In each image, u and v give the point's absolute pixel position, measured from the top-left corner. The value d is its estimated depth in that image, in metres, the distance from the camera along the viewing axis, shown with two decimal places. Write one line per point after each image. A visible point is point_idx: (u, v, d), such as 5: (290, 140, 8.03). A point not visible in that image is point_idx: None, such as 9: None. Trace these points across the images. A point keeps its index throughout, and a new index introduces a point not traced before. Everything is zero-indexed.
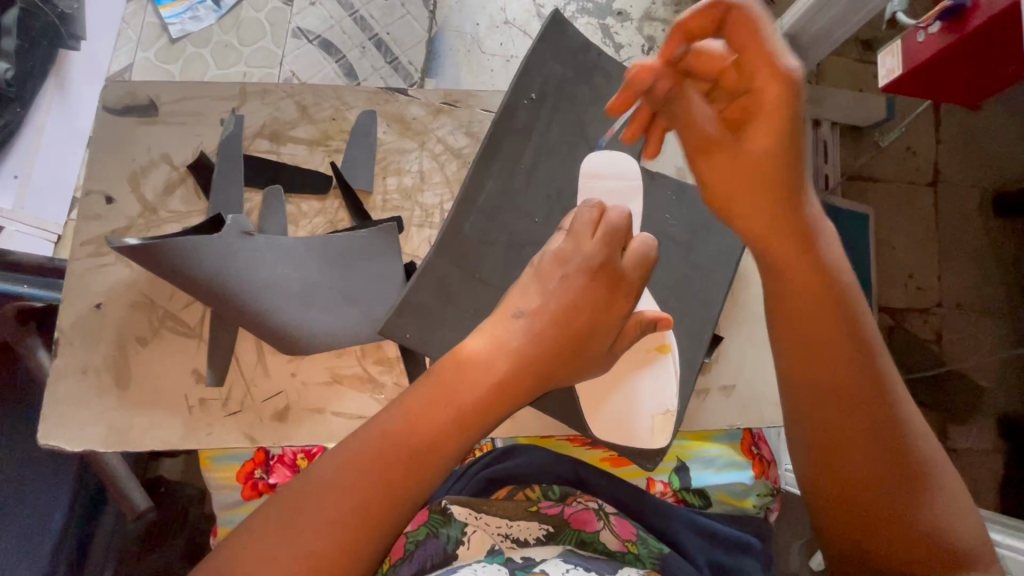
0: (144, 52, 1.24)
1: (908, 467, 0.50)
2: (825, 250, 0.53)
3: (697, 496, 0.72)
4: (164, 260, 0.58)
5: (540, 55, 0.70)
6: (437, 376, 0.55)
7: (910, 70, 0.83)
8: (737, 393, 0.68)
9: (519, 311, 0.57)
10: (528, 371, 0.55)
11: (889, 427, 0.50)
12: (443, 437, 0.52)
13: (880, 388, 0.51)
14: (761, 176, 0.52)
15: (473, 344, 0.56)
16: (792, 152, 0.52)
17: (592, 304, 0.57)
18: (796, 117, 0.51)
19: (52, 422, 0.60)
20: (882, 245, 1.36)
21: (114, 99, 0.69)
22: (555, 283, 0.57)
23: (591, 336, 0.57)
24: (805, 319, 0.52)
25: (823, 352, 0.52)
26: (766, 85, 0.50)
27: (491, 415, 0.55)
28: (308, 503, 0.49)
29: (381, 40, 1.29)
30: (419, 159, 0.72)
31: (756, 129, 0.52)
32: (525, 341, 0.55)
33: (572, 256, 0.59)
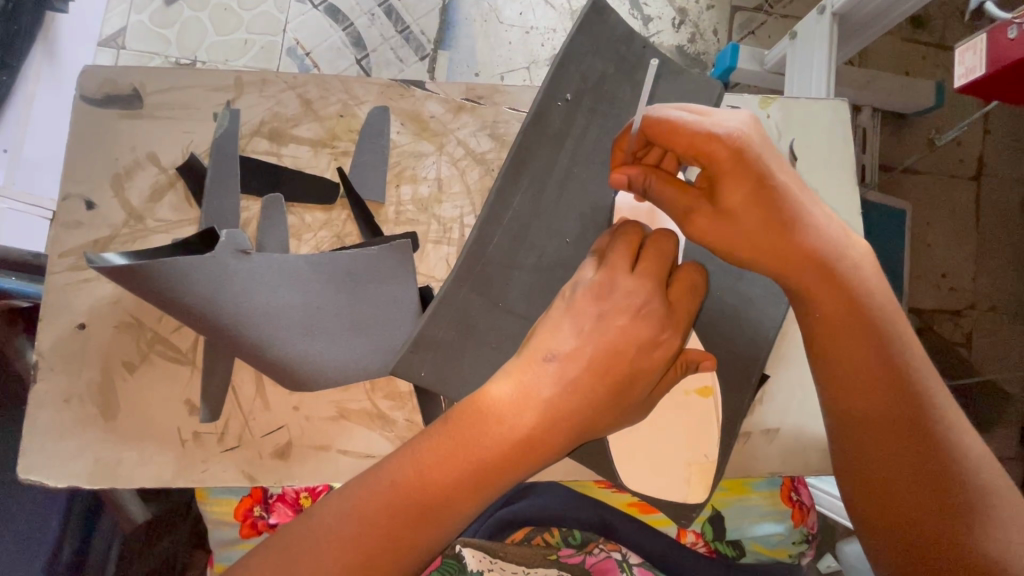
0: (138, 14, 1.14)
1: (964, 501, 0.45)
2: (865, 279, 0.49)
3: (730, 547, 0.68)
4: (150, 284, 0.51)
5: (579, 46, 0.61)
6: (452, 424, 0.47)
7: (994, 70, 0.73)
8: (780, 438, 0.62)
9: (551, 354, 0.48)
10: (559, 425, 0.47)
11: (940, 466, 0.46)
12: (459, 492, 0.46)
13: (930, 424, 0.46)
14: (762, 221, 0.47)
15: (494, 390, 0.47)
16: (774, 197, 0.47)
17: (638, 345, 0.49)
18: (759, 164, 0.46)
19: (33, 456, 0.55)
20: (917, 243, 1.26)
21: (94, 87, 0.61)
22: (592, 320, 0.49)
23: (632, 382, 0.49)
24: (845, 362, 0.48)
25: (865, 388, 0.47)
26: (713, 148, 0.46)
27: (513, 473, 0.47)
28: (308, 555, 0.44)
29: (392, 7, 1.18)
30: (437, 165, 0.64)
31: (725, 192, 0.47)
32: (556, 390, 0.47)
33: (613, 288, 0.51)
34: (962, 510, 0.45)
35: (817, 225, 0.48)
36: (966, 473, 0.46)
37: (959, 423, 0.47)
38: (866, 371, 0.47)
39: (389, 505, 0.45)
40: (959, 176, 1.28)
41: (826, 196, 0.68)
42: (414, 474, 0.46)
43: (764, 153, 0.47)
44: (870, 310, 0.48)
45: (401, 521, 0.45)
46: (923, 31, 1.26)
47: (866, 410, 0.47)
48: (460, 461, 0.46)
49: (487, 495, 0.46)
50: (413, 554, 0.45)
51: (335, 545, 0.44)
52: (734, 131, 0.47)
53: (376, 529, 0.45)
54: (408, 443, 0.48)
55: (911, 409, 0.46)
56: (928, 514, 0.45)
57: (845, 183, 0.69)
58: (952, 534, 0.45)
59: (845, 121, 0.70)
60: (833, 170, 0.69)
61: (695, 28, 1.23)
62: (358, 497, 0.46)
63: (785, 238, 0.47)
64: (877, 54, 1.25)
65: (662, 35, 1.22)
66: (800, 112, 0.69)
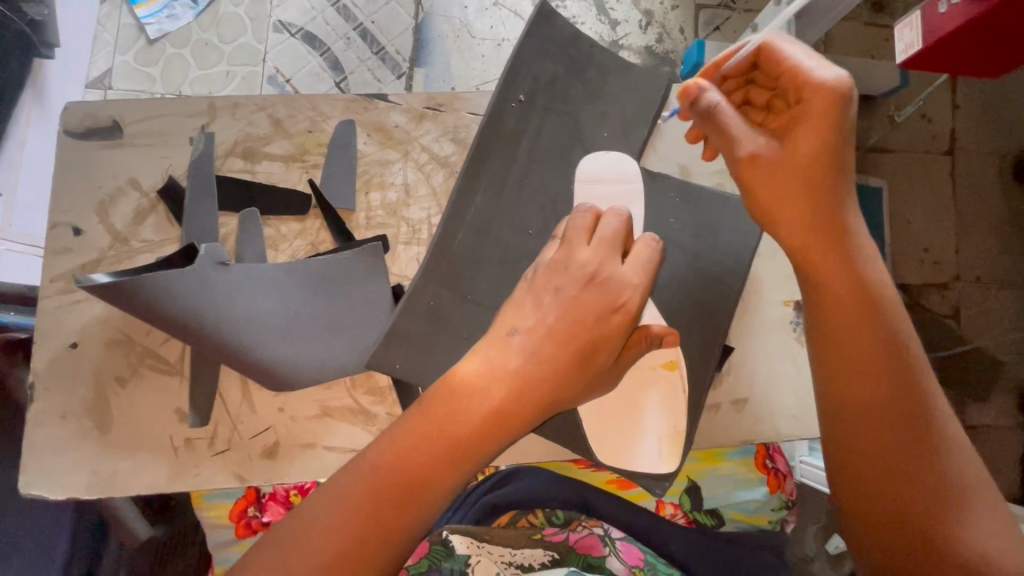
0: (122, 56, 1.19)
1: (944, 494, 0.43)
2: (847, 259, 0.48)
3: (708, 517, 0.71)
4: (135, 299, 0.55)
5: (529, 51, 0.65)
6: (426, 406, 0.49)
7: (931, 45, 0.76)
8: (749, 406, 0.65)
9: (515, 329, 0.51)
10: (528, 394, 0.49)
11: (927, 455, 0.43)
12: (439, 470, 0.47)
13: (914, 412, 0.44)
14: (809, 179, 0.48)
15: (463, 368, 0.50)
16: (833, 163, 0.48)
17: (596, 312, 0.52)
18: (840, 122, 0.48)
19: (32, 472, 0.58)
20: (896, 219, 1.26)
21: (75, 121, 0.65)
22: (551, 295, 0.52)
23: (596, 350, 0.51)
24: (834, 331, 0.47)
25: (844, 359, 0.46)
26: (815, 83, 0.48)
27: (487, 447, 0.48)
28: (293, 546, 0.45)
29: (367, 30, 1.22)
30: (403, 171, 0.67)
31: (797, 130, 0.49)
32: (524, 361, 0.50)
33: (568, 265, 0.53)
34: (943, 501, 0.42)
35: (846, 204, 0.49)
36: (953, 463, 0.43)
37: (947, 412, 0.45)
38: (850, 356, 0.46)
39: (372, 490, 0.46)
40: (931, 152, 1.29)
41: None
42: (394, 456, 0.47)
43: (849, 116, 0.48)
44: (860, 298, 0.46)
45: (386, 504, 0.46)
46: (882, 14, 1.30)
47: (845, 386, 0.46)
48: (438, 439, 0.48)
49: (467, 469, 0.48)
50: (398, 538, 0.46)
51: (324, 533, 0.45)
52: (840, 77, 0.48)
53: (361, 513, 0.45)
54: (385, 431, 0.49)
55: (899, 394, 0.44)
56: (910, 507, 0.43)
57: None
58: (943, 530, 0.42)
59: None
60: None
61: (660, 28, 1.27)
62: (343, 483, 0.47)
63: (823, 201, 0.48)
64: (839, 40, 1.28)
65: (630, 37, 1.27)
66: None
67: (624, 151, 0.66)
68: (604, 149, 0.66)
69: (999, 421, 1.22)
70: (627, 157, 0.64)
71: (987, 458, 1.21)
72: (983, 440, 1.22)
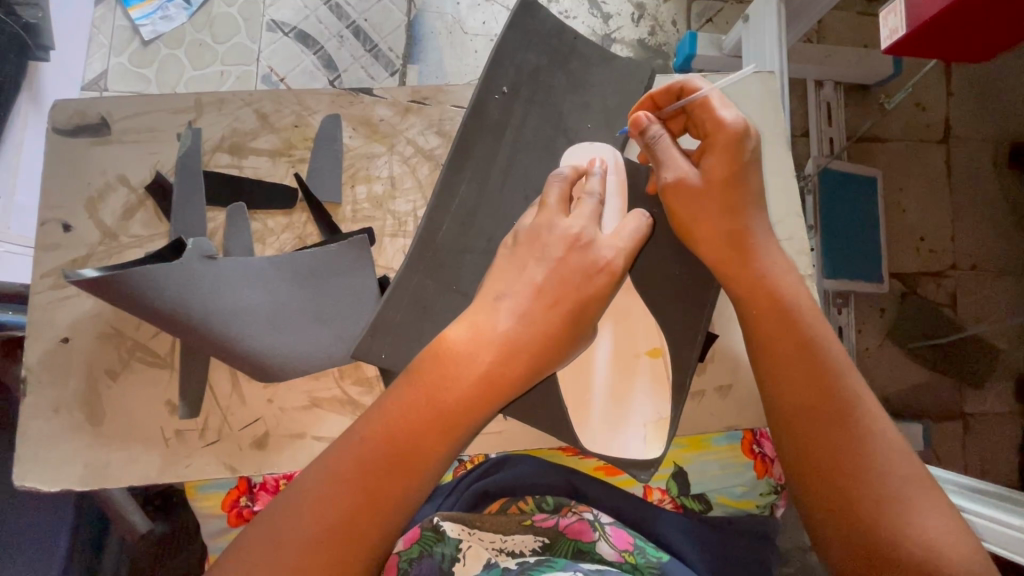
0: (117, 57, 1.20)
1: (884, 479, 0.46)
2: (771, 276, 0.54)
3: (696, 501, 0.72)
4: (123, 292, 0.56)
5: (511, 43, 0.66)
6: (414, 375, 0.49)
7: (915, 28, 0.75)
8: (733, 392, 0.65)
9: (503, 294, 0.51)
10: (516, 358, 0.49)
11: (857, 456, 0.47)
12: (429, 438, 0.47)
13: (845, 406, 0.49)
14: (721, 205, 0.55)
15: (450, 334, 0.50)
16: (741, 193, 0.55)
17: (581, 273, 0.52)
18: (745, 155, 0.55)
19: (26, 464, 0.59)
20: (891, 209, 1.26)
21: (64, 119, 0.65)
22: (537, 259, 0.53)
23: (584, 309, 0.52)
24: (768, 336, 0.52)
25: (781, 361, 0.51)
26: (720, 126, 0.55)
27: (477, 412, 0.48)
28: (291, 517, 0.45)
29: (359, 28, 1.23)
30: (389, 164, 0.68)
31: (712, 164, 0.55)
32: (512, 325, 0.50)
33: (550, 230, 0.54)
34: (880, 486, 0.46)
35: (754, 229, 0.55)
36: (888, 461, 0.47)
37: (883, 416, 0.49)
38: (787, 363, 0.51)
39: (362, 459, 0.46)
40: (924, 140, 1.28)
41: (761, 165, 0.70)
42: (383, 425, 0.47)
43: (751, 149, 0.56)
44: (789, 312, 0.52)
45: (376, 473, 0.46)
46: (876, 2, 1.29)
47: (788, 386, 0.51)
48: (426, 407, 0.47)
49: (458, 435, 0.48)
50: (391, 510, 0.46)
51: (317, 505, 0.45)
52: (740, 122, 0.55)
53: (352, 483, 0.45)
54: (377, 403, 0.49)
55: (831, 401, 0.49)
56: (852, 491, 0.46)
57: (776, 147, 0.70)
58: (875, 521, 0.45)
59: (774, 93, 0.72)
60: (768, 139, 0.71)
61: (653, 20, 1.27)
62: (335, 455, 0.47)
63: (736, 223, 0.55)
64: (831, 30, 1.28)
65: (623, 30, 1.26)
66: (732, 89, 0.71)
67: (607, 140, 0.66)
68: (588, 139, 0.66)
69: (996, 408, 1.22)
70: (610, 147, 0.65)
71: (983, 445, 1.21)
72: (980, 428, 1.22)
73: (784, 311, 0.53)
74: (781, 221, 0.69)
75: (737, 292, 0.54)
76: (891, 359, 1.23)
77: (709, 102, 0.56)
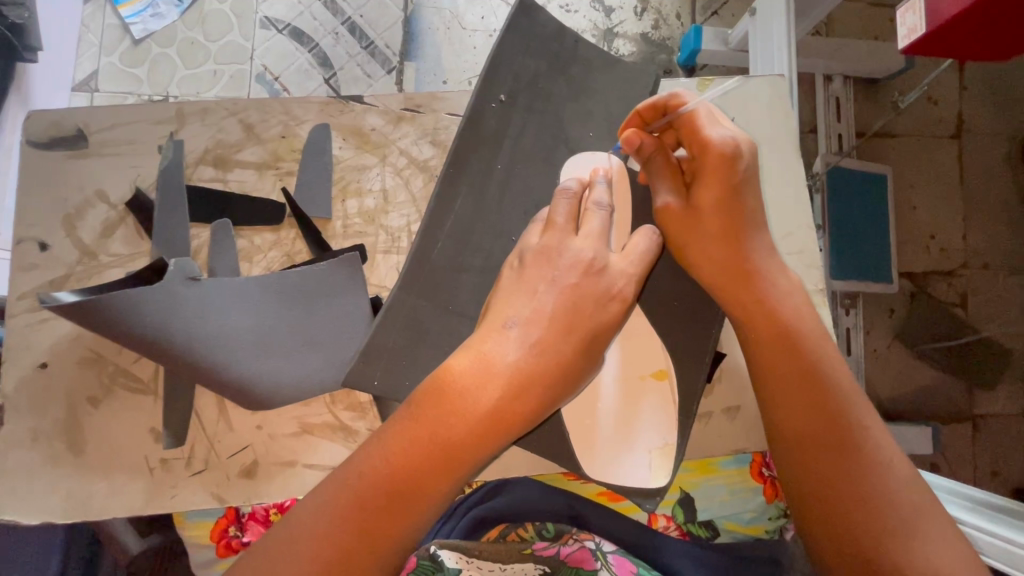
0: (108, 57, 1.15)
1: (903, 518, 0.43)
2: (778, 299, 0.51)
3: (703, 529, 0.69)
4: (101, 318, 0.53)
5: (508, 48, 0.62)
6: (417, 406, 0.46)
7: (935, 27, 0.71)
8: (742, 414, 0.62)
9: (512, 321, 0.48)
10: (527, 392, 0.46)
11: (871, 490, 0.44)
12: (428, 478, 0.44)
13: (859, 438, 0.46)
14: (720, 228, 0.52)
15: (455, 364, 0.47)
16: (746, 212, 0.52)
17: (594, 299, 0.49)
18: (738, 176, 0.52)
19: (5, 496, 0.56)
20: (901, 205, 1.21)
21: (39, 130, 0.63)
22: (546, 286, 0.49)
23: (596, 338, 0.49)
24: (778, 363, 0.49)
25: (793, 389, 0.48)
26: (706, 147, 0.52)
27: (484, 448, 0.45)
28: (279, 559, 0.42)
29: (355, 24, 1.19)
30: (381, 176, 0.65)
31: (702, 188, 0.52)
32: (520, 355, 0.46)
33: (560, 253, 0.51)
34: (899, 526, 0.43)
35: (760, 248, 0.52)
36: (900, 497, 0.44)
37: (896, 449, 0.46)
38: (798, 390, 0.48)
39: (359, 495, 0.44)
40: (937, 136, 1.22)
41: (770, 175, 0.66)
42: (382, 460, 0.44)
43: (748, 168, 0.52)
44: (795, 337, 0.49)
45: (372, 511, 0.43)
46: None
47: (804, 415, 0.47)
48: (426, 442, 0.44)
49: (460, 475, 0.45)
50: (382, 551, 0.43)
51: (308, 543, 0.42)
52: (729, 140, 0.52)
53: (347, 520, 0.43)
54: (372, 437, 0.46)
55: (846, 432, 0.46)
56: (871, 531, 0.43)
57: (786, 154, 0.67)
58: (890, 562, 0.42)
59: (784, 98, 0.68)
60: (778, 147, 0.67)
61: (657, 14, 1.22)
62: (330, 490, 0.44)
63: (738, 243, 0.52)
64: (842, 22, 1.22)
65: (626, 24, 1.21)
66: (737, 91, 0.68)
67: (609, 150, 0.63)
68: (589, 149, 0.63)
69: (1009, 412, 1.18)
70: (611, 157, 0.62)
71: (997, 452, 1.18)
72: (993, 434, 1.18)
73: (796, 337, 0.49)
74: (790, 234, 0.66)
75: (742, 316, 0.51)
76: (901, 361, 1.18)
77: (694, 121, 0.53)
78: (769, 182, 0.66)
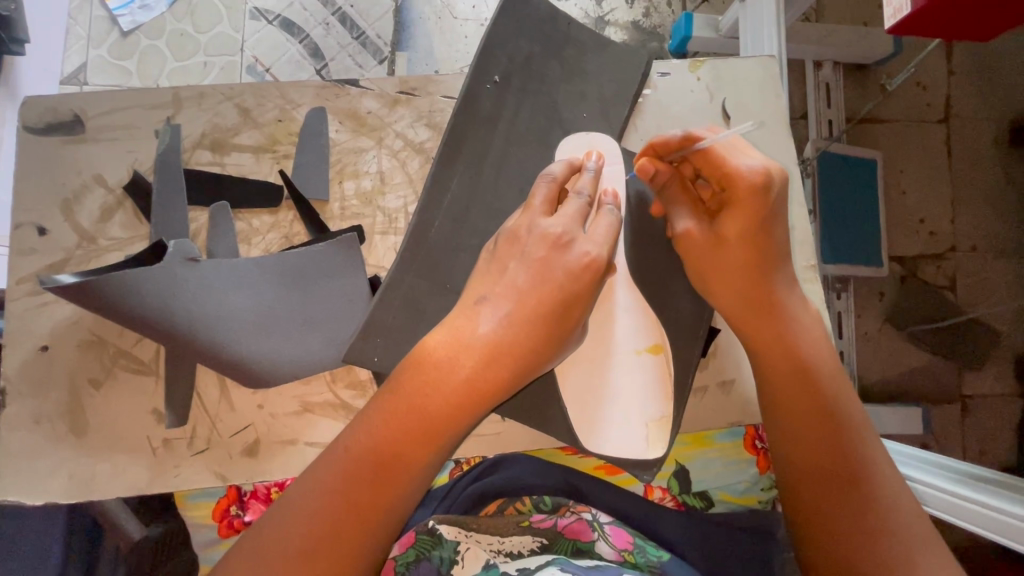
0: (96, 50, 1.13)
1: (889, 534, 0.45)
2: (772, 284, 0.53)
3: (698, 499, 0.71)
4: (103, 299, 0.53)
5: (503, 30, 0.63)
6: (394, 384, 0.47)
7: (922, 5, 0.71)
8: (736, 388, 0.64)
9: (485, 297, 0.50)
10: (501, 360, 0.47)
11: (865, 507, 0.46)
12: (412, 452, 0.45)
13: (854, 456, 0.48)
14: (746, 259, 0.53)
15: (429, 340, 0.48)
16: (768, 237, 0.53)
17: (571, 273, 0.50)
18: (768, 206, 0.52)
19: (11, 477, 0.57)
20: (891, 190, 1.23)
21: (35, 116, 0.63)
22: (541, 263, 0.50)
23: (575, 312, 0.50)
24: (782, 379, 0.52)
25: (792, 401, 0.51)
26: (736, 179, 0.52)
27: (463, 419, 0.47)
28: (276, 535, 0.43)
29: (346, 14, 1.18)
30: (378, 158, 0.65)
31: (728, 219, 0.53)
32: (494, 327, 0.48)
33: (529, 231, 0.52)
34: (885, 543, 0.45)
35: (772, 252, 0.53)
36: (894, 513, 0.46)
37: (891, 470, 0.48)
38: (799, 406, 0.50)
39: (346, 471, 0.45)
40: (925, 120, 1.24)
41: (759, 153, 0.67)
42: (367, 437, 0.45)
43: (777, 199, 0.52)
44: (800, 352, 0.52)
45: (360, 484, 0.44)
46: None
47: (802, 425, 0.50)
48: (409, 415, 0.46)
49: (442, 445, 0.46)
50: (374, 524, 0.44)
51: (301, 519, 0.43)
52: (759, 171, 0.52)
53: (335, 497, 0.44)
54: (361, 413, 0.47)
55: (841, 449, 0.49)
56: (853, 541, 0.46)
57: (776, 132, 0.68)
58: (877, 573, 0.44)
59: (775, 78, 0.68)
60: (771, 127, 0.68)
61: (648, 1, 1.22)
62: (322, 469, 0.45)
63: (763, 273, 0.53)
64: (832, 8, 1.23)
65: (617, 12, 1.21)
66: (729, 72, 0.68)
67: (604, 129, 0.64)
68: (585, 129, 0.64)
69: (996, 390, 1.20)
70: (606, 137, 0.63)
71: (984, 428, 1.20)
72: (982, 411, 1.20)
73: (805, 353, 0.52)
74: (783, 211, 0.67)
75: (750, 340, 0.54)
76: (891, 343, 1.21)
77: (716, 151, 0.53)
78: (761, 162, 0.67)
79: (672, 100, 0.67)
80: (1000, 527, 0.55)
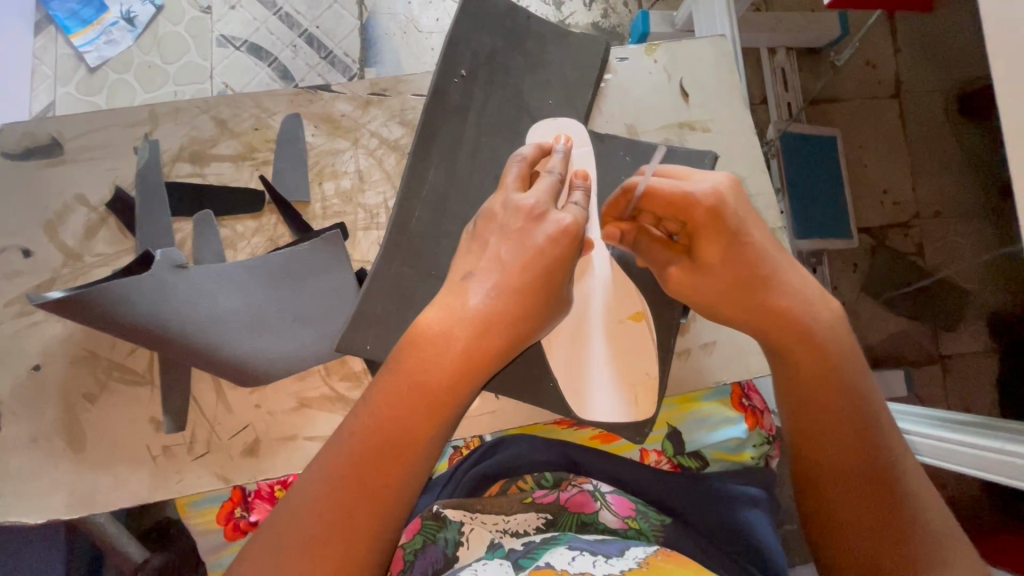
0: (64, 87, 1.15)
1: (882, 473, 0.48)
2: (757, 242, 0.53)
3: (692, 459, 0.73)
4: (94, 311, 0.54)
5: (465, 27, 0.66)
6: (393, 366, 0.48)
7: None
8: (718, 348, 0.66)
9: (470, 274, 0.51)
10: (493, 330, 0.49)
11: (862, 452, 0.49)
12: (416, 429, 0.47)
13: (853, 404, 0.50)
14: (730, 279, 0.52)
15: (422, 319, 0.49)
16: (743, 240, 0.52)
17: (549, 244, 0.52)
18: (732, 221, 0.52)
19: (12, 498, 0.57)
20: (853, 166, 1.24)
21: (13, 143, 0.64)
22: (519, 238, 0.52)
23: (558, 281, 0.52)
24: (782, 338, 0.51)
25: (791, 357, 0.51)
26: (692, 209, 0.52)
27: (461, 391, 0.48)
28: (289, 523, 0.44)
29: (312, 36, 1.21)
30: (355, 158, 0.67)
31: (703, 249, 0.53)
32: (483, 299, 0.50)
33: (504, 207, 0.54)
34: (881, 484, 0.48)
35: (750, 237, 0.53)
36: (888, 454, 0.49)
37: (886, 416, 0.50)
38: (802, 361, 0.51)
39: (351, 455, 0.46)
40: None
41: (719, 126, 0.71)
42: (371, 420, 0.47)
43: (737, 210, 0.53)
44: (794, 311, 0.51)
45: (365, 468, 0.45)
46: None
47: (801, 380, 0.51)
48: (410, 391, 0.47)
49: (444, 419, 0.48)
50: (384, 502, 0.45)
51: (312, 504, 0.45)
52: (711, 192, 0.52)
53: (344, 479, 0.45)
54: (362, 398, 0.48)
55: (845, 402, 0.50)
56: (849, 485, 0.48)
57: (732, 105, 0.71)
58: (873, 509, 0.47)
59: (727, 56, 0.72)
60: (727, 101, 0.71)
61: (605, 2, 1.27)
62: (329, 455, 0.46)
63: (752, 285, 0.52)
64: None
65: (576, 15, 1.26)
66: (683, 53, 0.72)
67: (571, 113, 0.67)
68: (552, 115, 0.66)
69: None
70: (574, 121, 0.65)
71: None
72: None
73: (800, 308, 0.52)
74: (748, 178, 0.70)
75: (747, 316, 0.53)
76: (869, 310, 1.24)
77: (661, 189, 0.53)
78: (721, 134, 0.71)
79: (632, 83, 0.71)
80: (997, 468, 0.57)
